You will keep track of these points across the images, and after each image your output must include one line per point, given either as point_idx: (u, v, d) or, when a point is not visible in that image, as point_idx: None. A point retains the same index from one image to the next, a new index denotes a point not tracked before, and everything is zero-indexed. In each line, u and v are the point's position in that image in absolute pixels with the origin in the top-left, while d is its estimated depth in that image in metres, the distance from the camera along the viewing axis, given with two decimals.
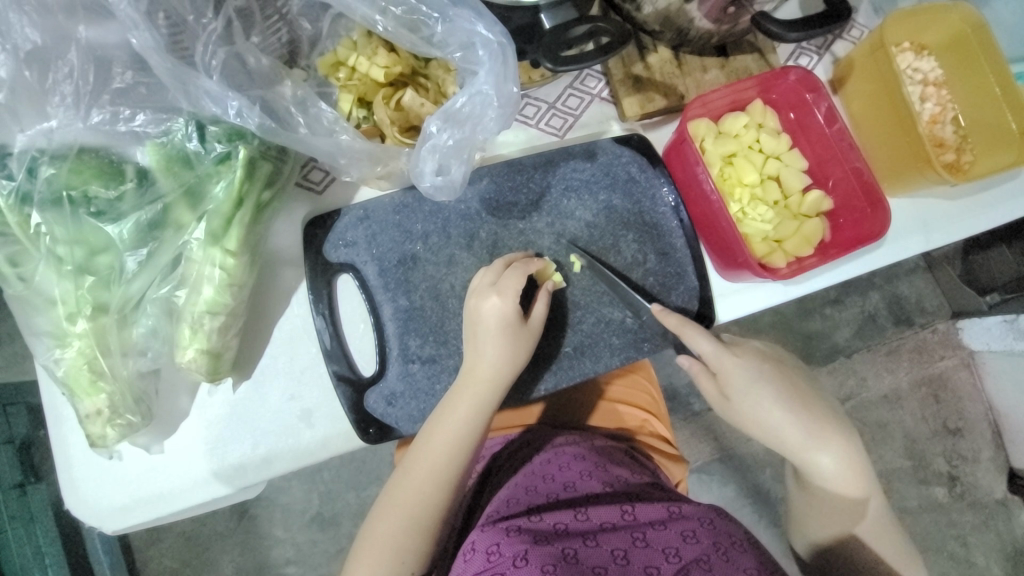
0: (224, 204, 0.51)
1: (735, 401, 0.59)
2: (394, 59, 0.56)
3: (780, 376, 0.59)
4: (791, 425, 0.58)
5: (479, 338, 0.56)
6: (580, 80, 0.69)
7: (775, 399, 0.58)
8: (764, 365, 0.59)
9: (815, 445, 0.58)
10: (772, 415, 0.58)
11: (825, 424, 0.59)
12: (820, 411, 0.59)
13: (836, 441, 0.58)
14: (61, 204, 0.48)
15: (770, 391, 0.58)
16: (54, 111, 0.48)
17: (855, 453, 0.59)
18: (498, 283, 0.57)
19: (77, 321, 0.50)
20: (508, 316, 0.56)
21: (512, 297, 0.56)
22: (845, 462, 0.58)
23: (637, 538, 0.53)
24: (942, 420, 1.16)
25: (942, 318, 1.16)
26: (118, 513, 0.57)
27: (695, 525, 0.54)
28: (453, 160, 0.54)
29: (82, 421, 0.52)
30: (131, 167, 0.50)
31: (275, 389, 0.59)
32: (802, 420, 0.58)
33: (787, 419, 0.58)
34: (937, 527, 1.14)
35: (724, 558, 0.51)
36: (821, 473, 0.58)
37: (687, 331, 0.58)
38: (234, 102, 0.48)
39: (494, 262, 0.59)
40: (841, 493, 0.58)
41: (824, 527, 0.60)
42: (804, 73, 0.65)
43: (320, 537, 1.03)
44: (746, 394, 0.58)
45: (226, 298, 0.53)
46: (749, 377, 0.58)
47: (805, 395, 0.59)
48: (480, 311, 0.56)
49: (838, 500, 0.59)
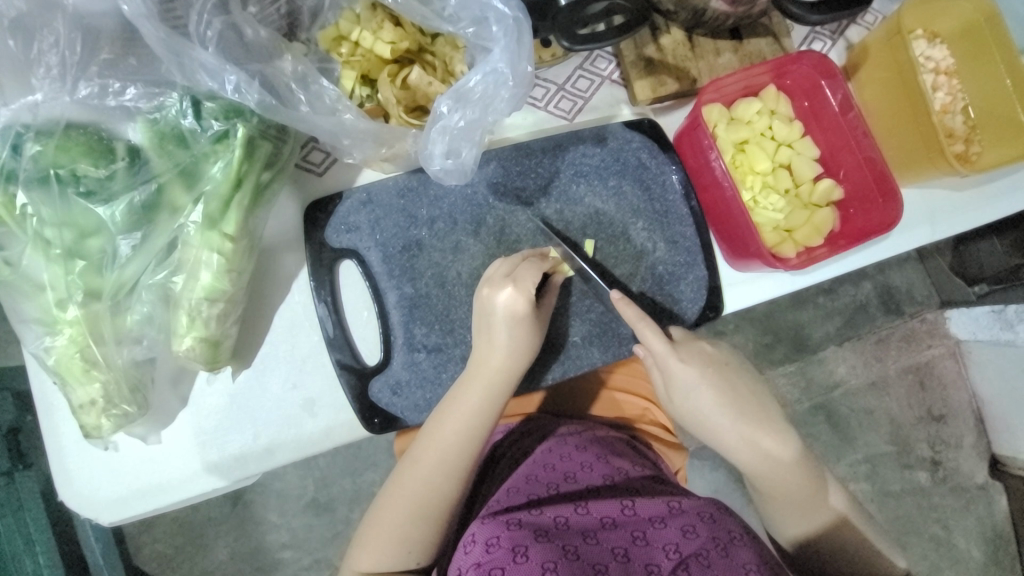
0: (222, 185, 0.49)
1: (677, 401, 0.60)
2: (401, 34, 0.53)
3: (723, 374, 0.60)
4: (727, 422, 0.58)
5: (492, 327, 0.55)
6: (590, 61, 0.66)
7: (715, 398, 0.58)
8: (709, 366, 0.59)
9: (753, 441, 0.59)
10: (713, 414, 0.58)
11: (759, 417, 0.59)
12: (758, 407, 0.60)
13: (769, 434, 0.59)
14: (48, 183, 0.45)
15: (710, 391, 0.58)
16: (39, 83, 0.45)
17: (790, 443, 0.59)
18: (514, 274, 0.55)
19: (68, 308, 0.48)
20: (518, 305, 0.54)
21: (528, 291, 0.54)
22: (783, 454, 0.59)
23: (636, 535, 0.53)
24: (927, 407, 1.18)
25: (931, 308, 1.18)
26: (115, 505, 0.55)
27: (694, 520, 0.54)
28: (464, 143, 0.52)
29: (75, 412, 0.50)
30: (121, 145, 0.47)
31: (276, 377, 0.58)
32: (738, 418, 0.59)
33: (726, 417, 0.58)
34: (919, 509, 1.18)
35: (723, 554, 0.51)
36: (762, 469, 0.59)
37: (644, 330, 0.57)
38: (232, 77, 0.46)
39: (500, 257, 0.57)
40: (784, 484, 0.59)
41: (799, 522, 0.60)
42: (820, 58, 0.63)
43: (315, 522, 1.02)
44: (687, 394, 0.59)
45: (225, 284, 0.51)
46: (692, 378, 0.58)
47: (741, 391, 0.60)
48: (494, 301, 0.55)
49: (785, 490, 0.59)
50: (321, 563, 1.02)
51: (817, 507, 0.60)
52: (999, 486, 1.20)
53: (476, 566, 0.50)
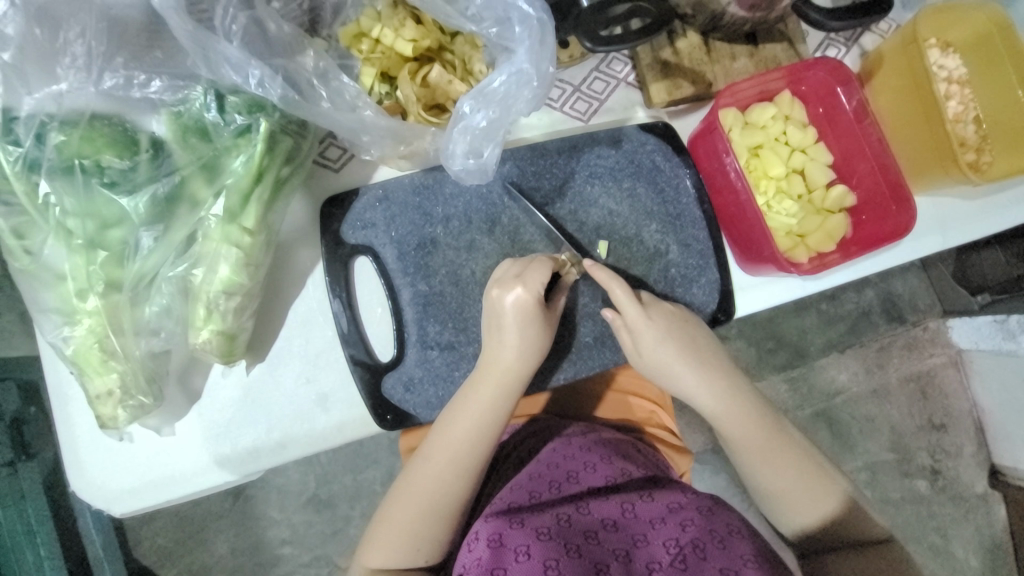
0: (243, 179, 0.49)
1: (645, 357, 0.60)
2: (423, 31, 0.53)
3: (686, 333, 0.60)
4: (688, 376, 0.59)
5: (503, 329, 0.55)
6: (606, 63, 0.67)
7: (680, 353, 0.59)
8: (674, 325, 0.60)
9: (716, 393, 0.59)
10: (677, 367, 0.59)
11: (716, 368, 0.60)
12: (719, 361, 0.61)
13: (723, 382, 0.60)
14: (72, 173, 0.46)
15: (674, 345, 0.59)
16: (65, 73, 0.45)
17: (743, 395, 0.60)
18: (523, 275, 0.55)
19: (88, 298, 0.48)
20: (528, 306, 0.54)
21: (539, 291, 0.55)
22: (744, 404, 0.59)
23: (638, 538, 0.53)
24: (927, 415, 1.18)
25: (933, 316, 1.18)
26: (128, 496, 0.55)
27: (692, 514, 0.54)
28: (485, 143, 0.52)
29: (92, 402, 0.50)
30: (145, 136, 0.47)
31: (290, 373, 0.58)
32: (702, 372, 0.60)
33: (690, 372, 0.59)
34: (918, 517, 1.18)
35: (719, 546, 0.50)
36: (725, 419, 0.59)
37: (616, 290, 0.58)
38: (256, 71, 0.46)
39: (503, 261, 0.58)
40: (750, 435, 0.58)
41: (774, 477, 0.57)
42: (837, 65, 0.64)
43: (316, 518, 1.02)
44: (653, 349, 0.59)
45: (242, 277, 0.51)
46: (658, 334, 0.59)
47: (702, 345, 0.61)
48: (502, 302, 0.55)
49: (755, 441, 0.58)
50: (321, 560, 1.02)
51: (793, 460, 0.57)
52: (999, 496, 1.20)
53: (477, 562, 0.50)
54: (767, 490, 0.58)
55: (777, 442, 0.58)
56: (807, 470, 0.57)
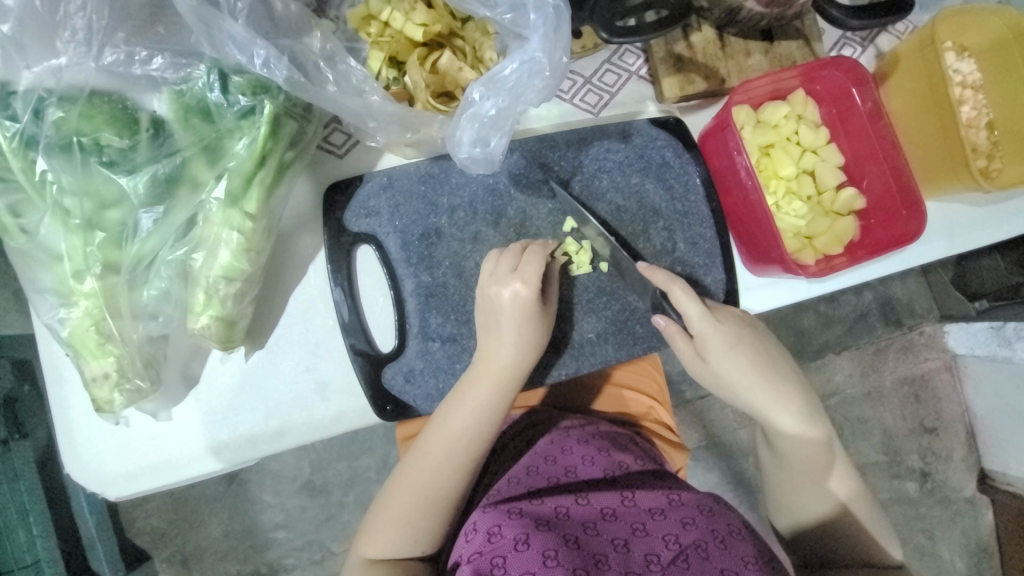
0: (246, 162, 0.48)
1: (713, 364, 0.58)
2: (433, 16, 0.52)
3: (754, 339, 0.59)
4: (757, 385, 0.58)
5: (497, 325, 0.55)
6: (618, 55, 0.65)
7: (748, 360, 0.58)
8: (741, 330, 0.58)
9: (780, 402, 0.58)
10: (745, 378, 0.58)
11: (788, 384, 0.58)
12: (787, 373, 0.59)
13: (798, 398, 0.58)
14: (70, 150, 0.44)
15: (742, 353, 0.58)
16: (64, 47, 0.44)
17: (814, 413, 0.58)
18: (512, 268, 0.55)
19: (85, 280, 0.47)
20: (520, 302, 0.54)
21: (524, 284, 0.54)
22: (810, 423, 0.58)
23: (636, 527, 0.53)
24: (920, 419, 1.19)
25: (931, 321, 1.19)
26: (122, 480, 0.55)
27: (693, 512, 0.55)
28: (493, 132, 0.51)
29: (88, 385, 0.50)
30: (145, 115, 0.46)
31: (288, 360, 0.57)
32: (770, 382, 0.58)
33: (756, 381, 0.58)
34: (905, 519, 1.19)
35: (722, 546, 0.52)
36: (785, 432, 0.58)
37: (676, 292, 0.57)
38: (261, 51, 0.45)
39: (488, 257, 0.56)
40: (808, 453, 0.58)
41: (817, 502, 0.58)
42: (852, 65, 0.62)
43: (310, 504, 1.02)
44: (723, 356, 0.57)
45: (244, 263, 0.50)
46: (726, 341, 0.57)
47: (772, 354, 0.59)
48: (494, 297, 0.55)
49: (811, 461, 0.58)
50: (314, 545, 1.02)
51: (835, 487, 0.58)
52: (986, 500, 1.21)
53: (477, 554, 0.51)
54: (791, 500, 0.59)
55: (828, 462, 0.58)
56: (838, 493, 0.58)
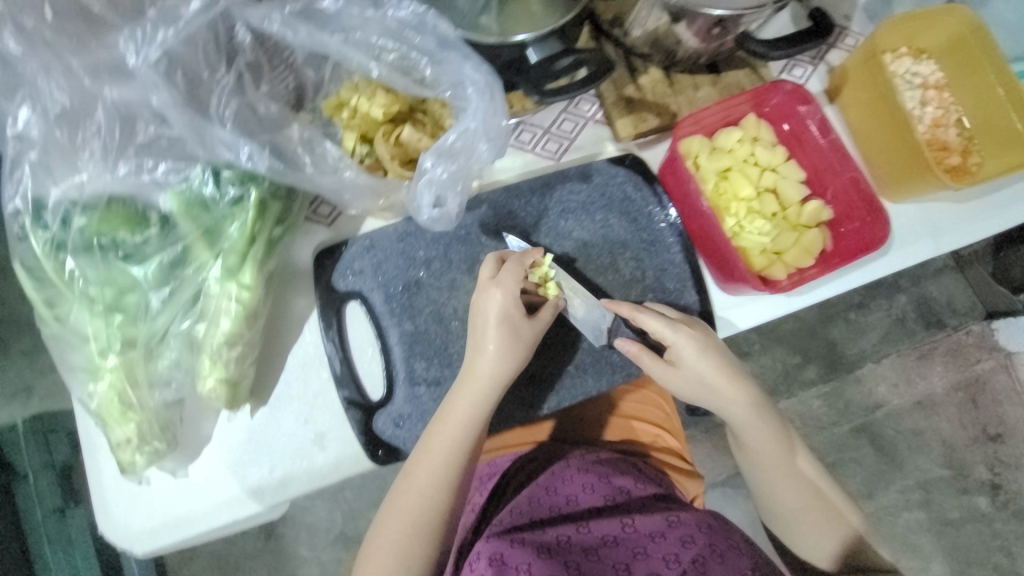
0: (239, 242, 0.55)
1: (682, 374, 0.60)
2: (392, 98, 0.59)
3: (719, 350, 0.61)
4: (723, 391, 0.60)
5: (480, 335, 0.58)
6: (574, 104, 0.71)
7: (715, 369, 0.60)
8: (707, 342, 0.61)
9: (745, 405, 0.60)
10: (711, 386, 0.60)
11: (751, 389, 0.61)
12: (750, 381, 0.62)
13: (760, 401, 0.61)
14: (92, 250, 0.53)
15: (711, 360, 0.60)
16: (84, 165, 0.53)
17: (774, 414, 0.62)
18: (494, 281, 0.58)
19: (108, 356, 0.54)
20: (504, 324, 0.57)
21: (502, 305, 0.57)
22: (773, 424, 0.61)
23: (637, 551, 0.53)
24: (981, 426, 1.11)
25: (976, 319, 1.12)
26: (146, 536, 0.60)
27: (693, 530, 0.55)
28: (448, 192, 0.57)
29: (114, 449, 0.56)
30: (154, 213, 0.54)
31: (290, 413, 0.62)
32: (735, 389, 0.60)
33: (722, 388, 0.60)
34: (981, 539, 1.09)
35: (720, 559, 0.52)
36: (752, 434, 0.61)
37: (643, 316, 0.60)
38: (246, 148, 0.53)
39: (488, 258, 0.60)
40: (775, 451, 0.61)
41: (795, 495, 0.61)
42: (795, 86, 0.66)
43: (345, 556, 1.05)
44: (691, 366, 0.60)
45: (243, 328, 0.57)
46: (693, 352, 0.59)
47: (735, 365, 0.62)
48: (483, 307, 0.58)
49: (781, 459, 0.61)
50: None
51: (809, 481, 0.61)
52: None
53: None
54: (779, 505, 0.61)
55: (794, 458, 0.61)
56: (813, 486, 0.61)
